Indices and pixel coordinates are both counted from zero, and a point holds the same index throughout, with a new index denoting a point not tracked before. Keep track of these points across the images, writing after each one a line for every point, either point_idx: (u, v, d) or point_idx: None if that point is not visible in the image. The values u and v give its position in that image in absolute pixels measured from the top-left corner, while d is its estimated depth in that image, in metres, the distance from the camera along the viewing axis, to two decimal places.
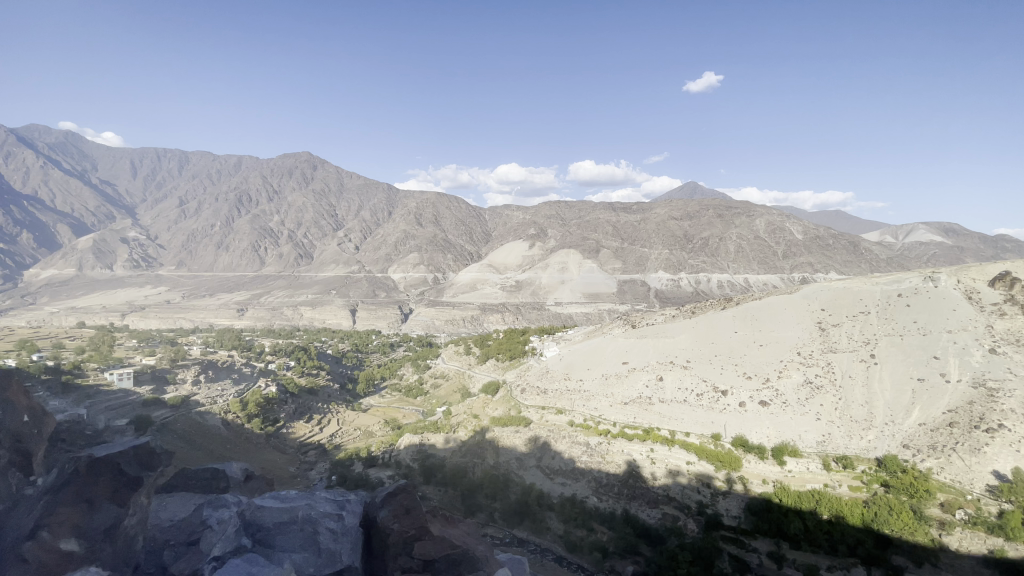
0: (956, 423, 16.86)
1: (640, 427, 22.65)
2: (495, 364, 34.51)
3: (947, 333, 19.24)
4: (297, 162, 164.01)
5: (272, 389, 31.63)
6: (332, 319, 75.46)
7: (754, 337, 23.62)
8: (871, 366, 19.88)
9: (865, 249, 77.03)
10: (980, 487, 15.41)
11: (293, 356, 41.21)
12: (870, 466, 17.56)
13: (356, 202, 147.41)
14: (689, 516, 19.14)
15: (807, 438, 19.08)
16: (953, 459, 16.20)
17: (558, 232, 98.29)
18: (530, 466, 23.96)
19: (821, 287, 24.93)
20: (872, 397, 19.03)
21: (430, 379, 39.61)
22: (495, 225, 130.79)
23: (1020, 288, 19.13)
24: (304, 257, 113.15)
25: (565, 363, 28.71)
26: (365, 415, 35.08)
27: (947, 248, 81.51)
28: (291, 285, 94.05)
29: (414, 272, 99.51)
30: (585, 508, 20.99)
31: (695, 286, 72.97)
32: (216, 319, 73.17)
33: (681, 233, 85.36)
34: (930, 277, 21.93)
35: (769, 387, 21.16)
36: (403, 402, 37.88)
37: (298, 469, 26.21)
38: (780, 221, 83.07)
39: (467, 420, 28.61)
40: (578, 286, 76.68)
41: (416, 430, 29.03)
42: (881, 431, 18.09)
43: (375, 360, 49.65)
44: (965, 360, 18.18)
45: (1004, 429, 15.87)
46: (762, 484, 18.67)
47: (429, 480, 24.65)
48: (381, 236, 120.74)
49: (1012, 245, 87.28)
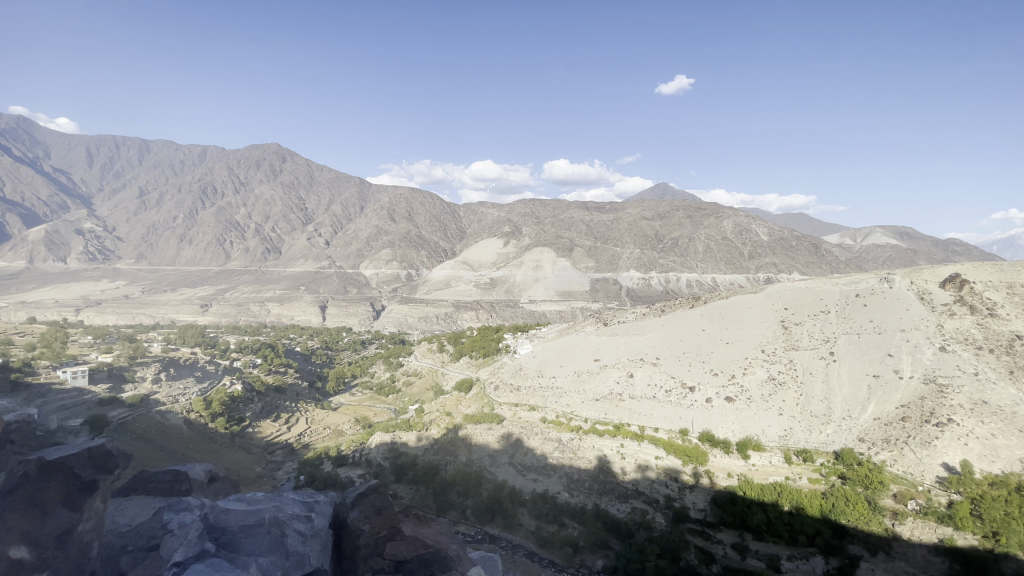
0: (908, 417, 17.79)
1: (611, 423, 23.01)
2: (469, 362, 34.41)
3: (901, 331, 20.21)
4: (264, 154, 159.08)
5: (238, 388, 30.71)
6: (301, 315, 73.78)
7: (721, 335, 24.28)
8: (830, 363, 20.71)
9: (826, 251, 80.17)
10: (930, 479, 16.29)
11: (259, 353, 40.11)
12: (828, 458, 18.32)
13: (327, 196, 144.40)
14: (657, 510, 19.57)
15: (769, 432, 19.77)
16: (906, 452, 17.09)
17: (532, 230, 98.42)
18: (503, 463, 24.04)
19: (784, 286, 25.83)
20: (830, 393, 19.87)
21: (402, 377, 39.22)
22: (469, 222, 130.08)
23: (968, 289, 20.30)
24: (272, 252, 110.07)
25: (538, 360, 28.87)
26: (335, 413, 34.49)
27: (901, 251, 85.43)
28: (258, 280, 91.42)
29: (386, 268, 98.18)
30: (557, 503, 21.21)
31: (665, 284, 74.52)
32: (179, 315, 70.52)
33: (653, 233, 86.95)
34: (886, 278, 23.02)
35: (734, 383, 21.82)
36: (374, 400, 37.39)
37: (265, 469, 25.60)
38: (747, 223, 85.39)
39: (439, 418, 28.42)
40: (552, 284, 77.18)
41: (387, 428, 28.71)
42: (839, 425, 18.90)
43: (345, 358, 48.82)
44: (917, 357, 19.14)
45: (953, 423, 16.83)
46: (727, 477, 19.22)
47: (401, 479, 24.52)
48: (352, 231, 118.53)
49: (960, 249, 92.23)
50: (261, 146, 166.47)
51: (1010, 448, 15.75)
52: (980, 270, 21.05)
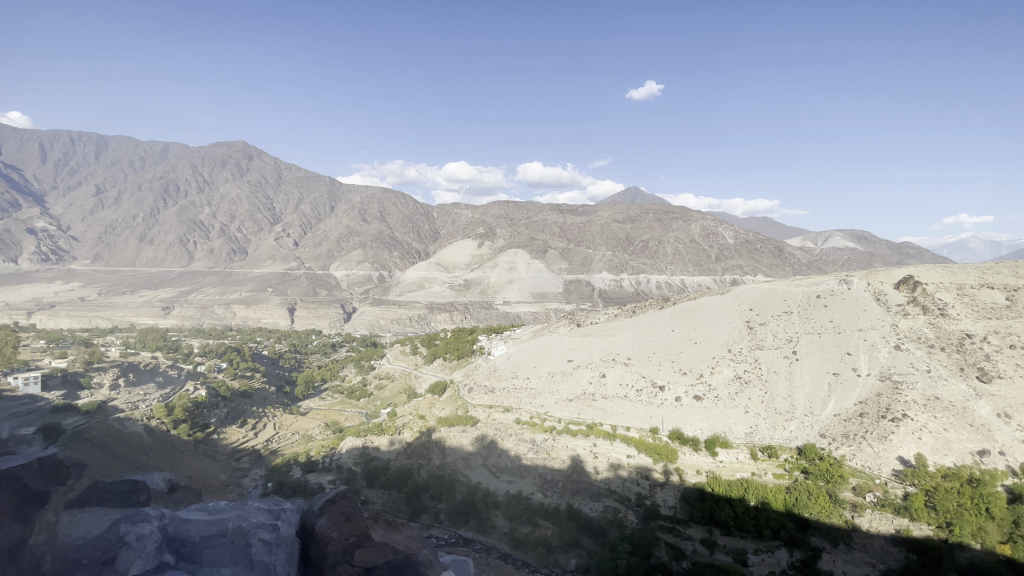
0: (866, 413, 18.58)
1: (584, 423, 23.24)
2: (442, 365, 34.18)
3: (859, 331, 21.08)
4: (230, 153, 154.40)
5: (202, 393, 29.60)
6: (269, 318, 71.80)
7: (689, 335, 24.85)
8: (793, 362, 21.42)
9: (789, 254, 82.99)
10: (887, 472, 17.07)
11: (225, 357, 38.78)
12: (791, 454, 18.94)
13: (296, 195, 141.14)
14: (629, 508, 19.83)
15: (736, 430, 20.33)
16: (864, 446, 17.83)
17: (506, 231, 98.50)
18: (476, 465, 23.94)
19: (749, 287, 26.63)
20: (793, 390, 20.55)
21: (374, 380, 38.65)
22: (443, 223, 129.21)
23: (920, 291, 21.36)
24: (238, 253, 106.90)
25: (512, 362, 28.87)
26: (304, 418, 33.70)
27: (859, 254, 89.04)
28: (224, 282, 88.53)
29: (358, 269, 96.63)
30: (530, 504, 21.25)
31: (636, 286, 75.79)
32: (139, 318, 67.63)
33: (624, 236, 88.27)
34: (844, 279, 23.97)
35: (702, 382, 22.38)
36: (345, 404, 36.70)
37: (231, 477, 24.82)
38: (715, 226, 87.58)
39: (412, 421, 28.08)
40: (526, 285, 77.39)
41: (359, 433, 28.24)
42: (801, 422, 19.57)
43: (315, 361, 47.76)
44: (874, 355, 20.01)
45: (908, 418, 17.65)
46: (696, 474, 19.69)
47: (373, 484, 24.15)
48: (322, 231, 116.14)
49: (913, 252, 96.73)
50: (227, 143, 161.49)
51: (961, 442, 16.72)
52: (932, 272, 22.16)
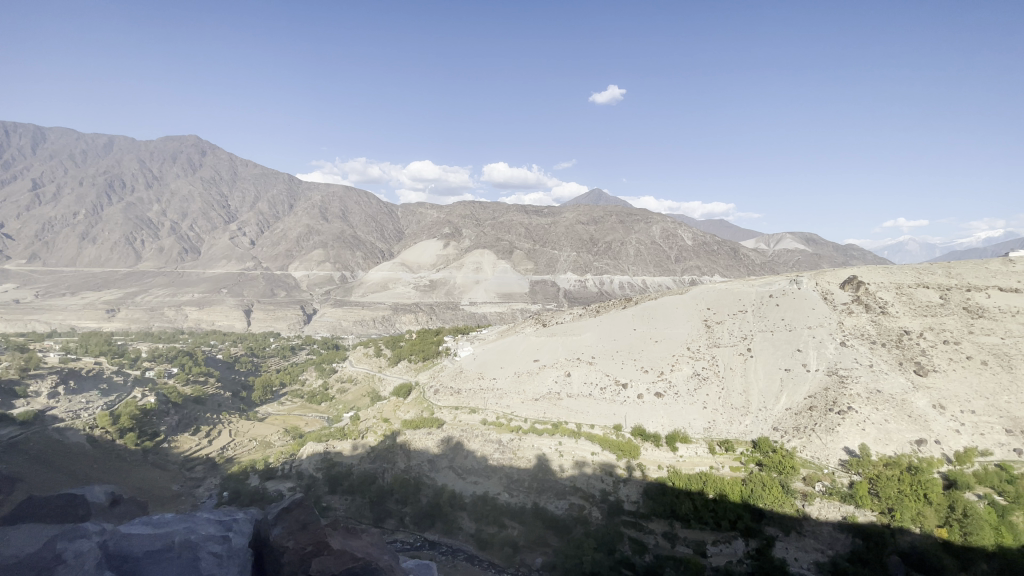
0: (815, 407, 19.52)
1: (549, 422, 23.42)
2: (408, 366, 33.68)
3: (808, 329, 22.07)
4: (182, 148, 147.36)
5: (150, 400, 28.07)
6: (223, 320, 68.92)
7: (650, 334, 25.42)
8: (748, 358, 22.24)
9: (743, 255, 86.30)
10: (835, 462, 17.99)
11: (175, 362, 36.87)
12: (747, 447, 19.67)
13: (252, 193, 136.17)
14: (594, 505, 20.08)
15: (695, 425, 21.01)
16: (813, 438, 18.76)
17: (472, 231, 98.11)
18: (442, 467, 23.72)
19: (707, 287, 27.44)
20: (748, 386, 21.34)
21: (336, 383, 37.72)
22: (407, 223, 127.54)
23: (863, 290, 22.60)
24: (190, 253, 102.18)
25: (478, 362, 28.72)
26: (262, 424, 32.48)
27: (808, 256, 93.43)
28: (174, 282, 84.39)
29: (318, 270, 94.08)
30: (496, 504, 21.19)
31: (599, 286, 77.04)
32: (80, 322, 63.60)
33: (588, 237, 89.38)
34: (794, 279, 25.05)
35: (663, 379, 23.03)
36: (305, 409, 35.57)
37: (183, 487, 23.67)
38: (674, 228, 89.99)
39: (376, 424, 27.47)
40: (492, 286, 77.33)
41: (320, 437, 27.42)
42: (756, 416, 20.35)
43: (273, 365, 46.17)
44: (822, 351, 21.01)
45: (852, 411, 18.69)
46: (658, 469, 20.18)
47: (335, 489, 23.59)
48: (281, 230, 112.40)
49: (857, 254, 102.31)
50: (178, 138, 154.01)
51: (900, 432, 17.90)
52: (875, 272, 23.49)
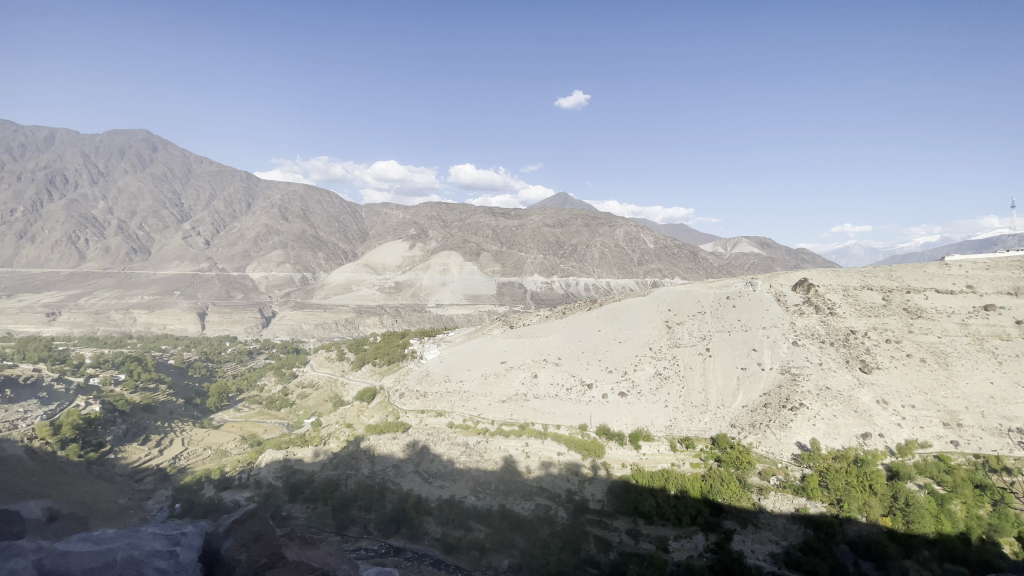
0: (769, 404, 20.29)
1: (516, 424, 23.52)
2: (372, 370, 33.02)
3: (763, 329, 22.86)
4: (130, 143, 139.92)
5: (95, 409, 26.43)
6: (176, 324, 65.76)
7: (614, 335, 25.84)
8: (706, 357, 22.92)
9: (702, 258, 89.14)
10: (787, 457, 18.80)
11: (122, 368, 34.88)
12: (706, 444, 20.26)
13: (207, 191, 130.75)
14: (560, 505, 20.21)
15: (657, 423, 21.52)
16: (768, 434, 19.49)
17: (439, 233, 97.17)
18: (408, 472, 23.32)
19: (668, 289, 28.11)
20: (707, 384, 22.01)
21: (296, 389, 36.62)
22: (372, 224, 125.38)
23: (812, 292, 23.63)
24: (140, 253, 97.06)
25: (445, 364, 28.48)
26: (217, 432, 31.13)
27: (763, 259, 97.26)
28: (122, 284, 79.89)
29: (278, 271, 91.25)
30: (463, 508, 21.00)
31: (565, 288, 77.80)
32: (16, 327, 59.37)
33: (554, 239, 89.95)
34: (750, 282, 25.88)
35: (626, 379, 23.49)
36: (264, 416, 34.33)
37: (131, 500, 22.45)
38: (637, 231, 91.85)
39: (339, 430, 26.71)
40: (458, 288, 76.87)
41: (280, 445, 26.46)
42: (714, 414, 21.00)
43: (229, 370, 44.41)
44: (775, 350, 21.82)
45: (804, 407, 19.54)
46: (621, 467, 20.54)
47: (296, 498, 22.93)
48: (238, 229, 108.36)
49: (807, 257, 107.18)
50: (126, 132, 146.19)
51: (847, 426, 18.87)
52: (823, 275, 24.68)
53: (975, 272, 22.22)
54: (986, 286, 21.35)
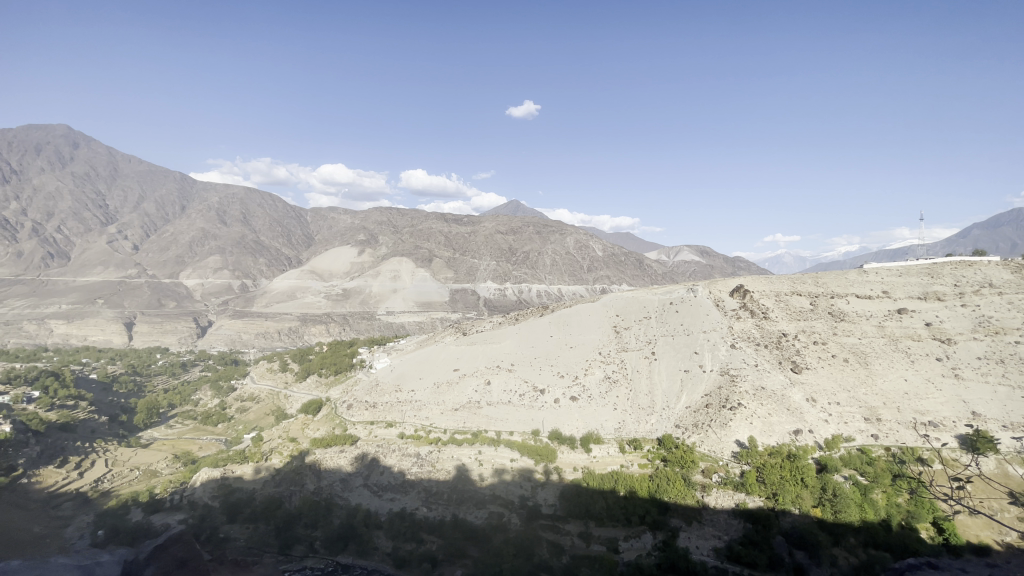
0: (710, 404, 21.19)
1: (469, 432, 23.34)
2: (318, 382, 31.83)
3: (704, 332, 23.91)
4: (47, 138, 128.61)
5: (3, 430, 23.88)
6: (99, 335, 60.95)
7: (565, 340, 26.28)
8: (652, 361, 23.72)
9: (648, 265, 92.36)
10: (728, 455, 19.66)
11: (35, 384, 31.75)
12: (653, 445, 20.92)
13: (136, 192, 122.56)
14: (513, 511, 20.14)
15: (607, 426, 22.02)
16: (710, 433, 20.32)
17: (389, 238, 95.28)
18: (356, 486, 22.53)
19: (616, 295, 28.88)
20: (653, 387, 22.76)
21: (234, 403, 34.71)
22: (318, 229, 121.64)
23: (748, 297, 24.96)
24: (57, 258, 88.95)
25: (396, 373, 27.87)
26: (146, 451, 28.92)
27: (703, 267, 102.12)
28: (35, 292, 73.08)
29: (215, 278, 86.52)
30: (414, 520, 20.50)
31: (517, 295, 78.37)
32: None
33: (507, 247, 90.20)
34: (692, 288, 27.05)
35: (577, 383, 23.91)
36: (198, 432, 32.27)
37: (46, 529, 20.45)
38: (587, 239, 93.64)
39: (282, 444, 25.45)
40: (409, 294, 75.61)
41: (216, 462, 24.90)
42: (660, 415, 21.74)
43: (160, 384, 41.49)
44: (715, 353, 22.86)
45: (741, 406, 20.53)
46: (573, 471, 20.83)
47: (234, 519, 21.66)
48: (171, 233, 101.85)
49: (744, 265, 113.39)
50: (42, 127, 134.29)
51: (781, 424, 20.02)
52: (759, 282, 26.13)
53: (890, 278, 24.28)
54: (900, 291, 23.36)
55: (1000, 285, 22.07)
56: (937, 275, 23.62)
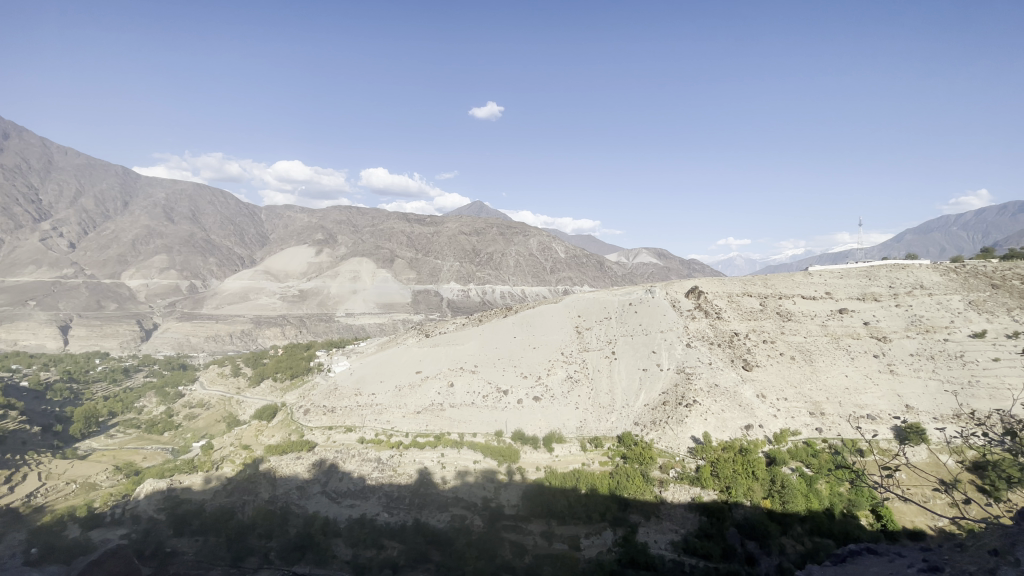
0: (667, 401, 21.87)
1: (432, 435, 23.13)
2: (273, 386, 30.81)
3: (661, 332, 24.63)
4: None
5: None
6: (30, 338, 56.72)
7: (528, 341, 26.49)
8: (612, 360, 24.26)
9: (608, 267, 94.27)
10: (684, 450, 20.31)
11: None
12: (613, 442, 21.40)
13: (73, 186, 114.90)
14: (476, 513, 19.98)
15: (569, 425, 22.33)
16: (667, 430, 20.96)
17: (348, 238, 93.28)
18: (314, 493, 21.91)
19: (578, 296, 29.34)
20: (613, 385, 23.29)
21: (182, 410, 33.06)
22: (272, 228, 118.03)
23: (703, 298, 25.91)
24: None
25: (355, 377, 27.29)
26: (83, 463, 27.07)
27: (661, 269, 105.27)
28: None
29: (161, 278, 82.23)
30: (375, 526, 20.00)
31: (481, 296, 78.24)
32: None
33: (470, 247, 89.83)
34: (650, 289, 27.80)
35: (540, 384, 24.15)
36: (142, 441, 30.53)
37: None
38: (550, 240, 94.52)
39: (234, 453, 24.53)
40: (370, 295, 74.18)
41: (161, 473, 23.71)
42: (620, 412, 22.29)
43: (99, 391, 39.06)
44: (672, 352, 23.59)
45: (696, 403, 21.29)
46: (535, 470, 21.01)
47: (182, 532, 20.61)
48: (113, 230, 96.06)
49: (699, 267, 117.61)
50: None
51: (733, 420, 20.89)
52: (713, 284, 27.15)
53: (832, 280, 25.76)
54: (841, 292, 24.83)
55: (930, 287, 23.79)
56: (874, 277, 25.26)
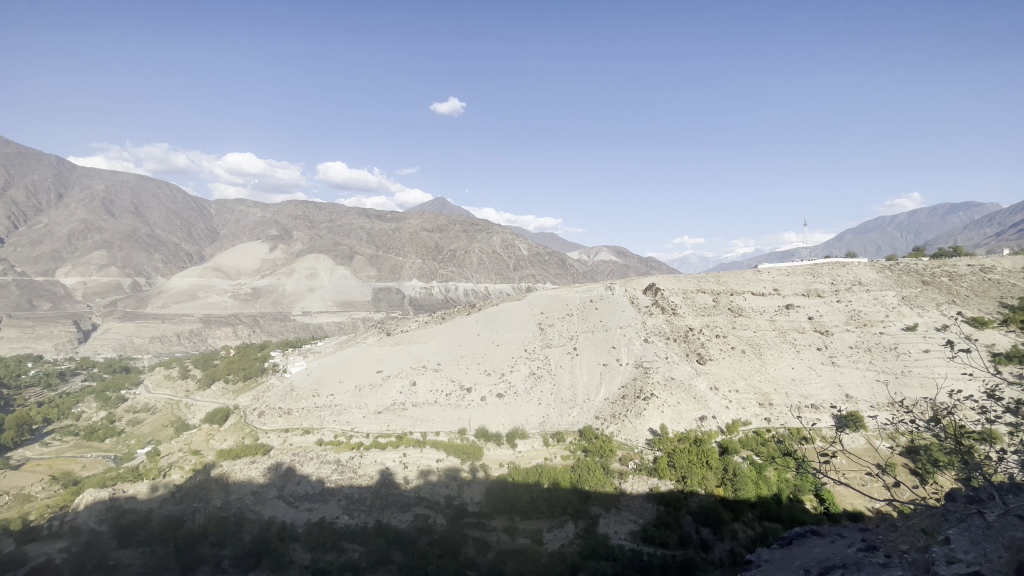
0: (626, 395, 22.50)
1: (393, 434, 22.87)
2: (224, 389, 29.60)
3: (620, 328, 25.27)
4: None
5: None
6: None
7: (492, 338, 26.61)
8: (573, 356, 24.72)
9: (570, 264, 95.38)
10: (642, 443, 20.95)
11: None
12: (574, 437, 21.81)
13: None
14: (438, 512, 19.87)
15: (531, 421, 22.62)
16: (626, 423, 21.56)
17: (305, 234, 90.47)
18: (270, 498, 21.24)
19: (540, 293, 29.63)
20: (575, 381, 23.77)
21: (125, 415, 31.30)
22: (223, 223, 112.81)
23: (659, 295, 26.75)
24: None
25: (314, 377, 26.63)
26: (15, 474, 25.19)
27: (621, 266, 107.50)
28: None
29: (101, 275, 77.23)
30: (335, 529, 19.56)
31: (443, 293, 77.60)
32: None
33: (433, 244, 88.92)
34: (609, 286, 28.44)
35: (503, 380, 24.34)
36: (81, 448, 28.67)
37: None
38: (513, 238, 94.75)
39: (183, 458, 23.48)
40: (329, 293, 72.21)
41: (103, 482, 22.37)
42: (581, 407, 22.76)
43: (31, 397, 36.37)
44: (631, 347, 24.25)
45: (654, 396, 21.99)
46: (499, 467, 21.13)
47: (127, 543, 19.53)
48: (45, 224, 89.31)
49: (657, 265, 120.96)
50: None
51: (688, 411, 21.71)
52: (669, 282, 28.06)
53: (779, 277, 27.13)
54: (788, 289, 26.20)
55: (867, 284, 25.45)
56: (818, 274, 26.80)
